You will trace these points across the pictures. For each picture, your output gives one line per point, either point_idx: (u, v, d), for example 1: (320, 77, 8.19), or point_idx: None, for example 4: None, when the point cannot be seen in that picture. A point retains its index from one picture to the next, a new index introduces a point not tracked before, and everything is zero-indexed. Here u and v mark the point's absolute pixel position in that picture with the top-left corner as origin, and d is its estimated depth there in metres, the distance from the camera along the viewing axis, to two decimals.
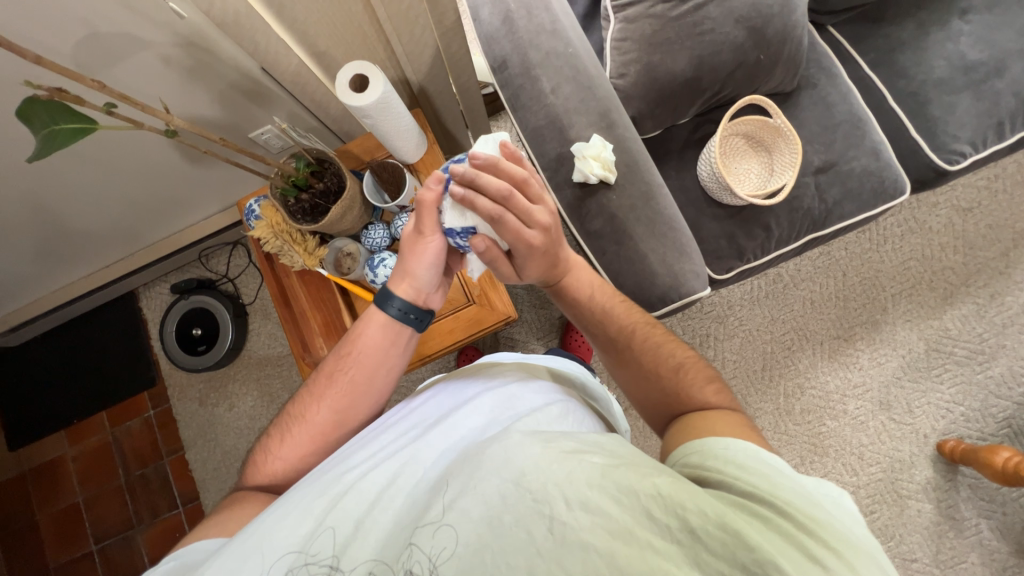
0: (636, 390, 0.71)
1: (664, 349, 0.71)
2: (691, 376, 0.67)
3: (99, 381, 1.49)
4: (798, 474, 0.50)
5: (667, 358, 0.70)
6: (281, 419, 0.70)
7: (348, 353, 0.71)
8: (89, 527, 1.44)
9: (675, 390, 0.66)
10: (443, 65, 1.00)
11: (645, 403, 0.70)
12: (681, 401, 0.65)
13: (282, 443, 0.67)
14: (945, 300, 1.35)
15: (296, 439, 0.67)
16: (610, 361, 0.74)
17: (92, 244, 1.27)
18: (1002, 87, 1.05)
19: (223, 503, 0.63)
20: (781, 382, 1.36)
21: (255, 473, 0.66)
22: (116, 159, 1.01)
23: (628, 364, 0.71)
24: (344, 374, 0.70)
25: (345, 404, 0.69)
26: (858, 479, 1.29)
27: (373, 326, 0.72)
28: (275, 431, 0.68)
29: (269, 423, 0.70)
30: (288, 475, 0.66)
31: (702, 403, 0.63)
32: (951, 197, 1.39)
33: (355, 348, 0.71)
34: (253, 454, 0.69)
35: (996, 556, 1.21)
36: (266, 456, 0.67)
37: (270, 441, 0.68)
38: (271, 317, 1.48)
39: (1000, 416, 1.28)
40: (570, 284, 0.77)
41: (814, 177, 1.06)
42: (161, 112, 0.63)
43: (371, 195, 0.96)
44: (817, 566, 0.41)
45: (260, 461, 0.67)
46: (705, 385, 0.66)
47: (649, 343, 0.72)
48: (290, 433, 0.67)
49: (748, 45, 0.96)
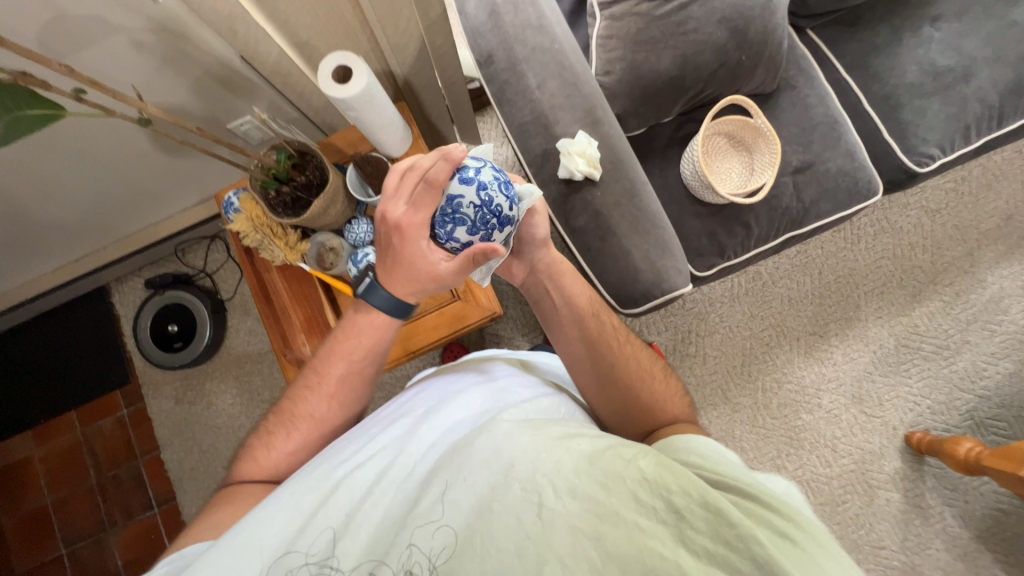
0: (632, 394, 0.67)
1: (647, 355, 0.72)
2: (670, 384, 0.70)
3: (69, 379, 1.43)
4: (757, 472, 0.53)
5: (651, 366, 0.71)
6: (282, 418, 0.67)
7: (362, 359, 0.69)
8: (59, 531, 1.39)
9: (661, 394, 0.68)
10: (429, 58, 0.99)
11: (637, 412, 0.66)
12: (664, 408, 0.66)
13: (288, 439, 0.66)
14: (913, 297, 1.41)
15: (305, 434, 0.66)
16: (603, 363, 0.68)
17: (61, 236, 1.23)
18: (969, 93, 1.09)
19: (215, 500, 0.62)
20: (759, 376, 1.39)
21: (253, 467, 0.64)
22: (85, 147, 0.97)
23: (626, 364, 0.69)
24: (354, 375, 0.69)
25: (353, 396, 0.69)
26: (831, 470, 1.33)
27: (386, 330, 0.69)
28: (278, 429, 0.66)
29: (261, 421, 0.69)
30: (293, 463, 0.66)
31: (671, 417, 0.66)
32: (921, 199, 1.45)
33: (366, 353, 0.69)
34: (246, 447, 0.67)
35: (958, 542, 1.27)
36: (262, 452, 0.65)
37: (265, 439, 0.66)
38: (251, 314, 1.44)
39: (964, 409, 1.34)
40: (564, 279, 0.74)
41: (793, 177, 1.08)
42: (134, 99, 0.60)
43: (355, 189, 0.94)
44: (797, 545, 0.41)
45: (252, 458, 0.65)
46: (676, 399, 0.68)
47: (639, 347, 0.72)
48: (287, 432, 0.66)
49: (730, 45, 0.98)
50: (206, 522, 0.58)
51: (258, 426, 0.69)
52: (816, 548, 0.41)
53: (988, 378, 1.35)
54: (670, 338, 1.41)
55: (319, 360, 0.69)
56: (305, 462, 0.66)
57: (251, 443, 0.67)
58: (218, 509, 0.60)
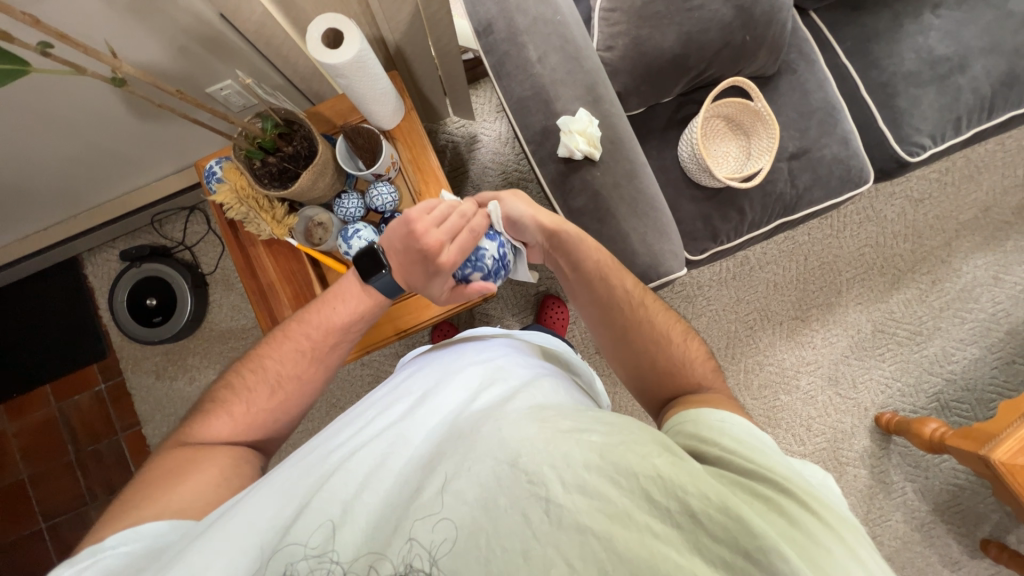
0: (644, 356, 0.70)
1: (665, 314, 0.74)
2: (693, 349, 0.71)
3: (41, 354, 1.38)
4: (786, 457, 0.55)
5: (674, 324, 0.74)
6: (262, 372, 0.69)
7: (358, 328, 0.74)
8: (36, 506, 1.36)
9: (677, 358, 0.69)
10: (423, 25, 0.94)
11: (650, 374, 0.70)
12: (683, 369, 0.68)
13: (267, 396, 0.68)
14: (892, 284, 1.45)
15: (290, 396, 0.69)
16: (616, 322, 0.73)
17: (26, 204, 1.16)
18: (963, 83, 1.10)
19: (180, 461, 0.60)
20: (742, 358, 1.43)
21: (230, 428, 0.65)
22: (51, 110, 0.91)
23: (641, 325, 0.71)
24: (345, 341, 0.73)
25: (333, 359, 0.72)
26: (805, 448, 1.39)
27: (374, 305, 0.74)
28: (259, 385, 0.68)
29: (242, 374, 0.69)
30: (269, 425, 0.68)
31: (702, 377, 0.68)
32: (906, 188, 1.47)
33: (360, 325, 0.74)
34: (216, 399, 0.68)
35: (916, 514, 1.35)
36: (246, 407, 0.67)
37: (253, 394, 0.67)
38: (234, 289, 1.41)
39: (931, 392, 1.41)
40: (580, 242, 0.75)
41: (788, 163, 1.09)
42: (107, 56, 0.56)
43: (344, 161, 0.92)
44: (815, 542, 0.44)
45: (235, 412, 0.66)
46: (704, 361, 0.71)
47: (656, 307, 0.74)
48: (283, 390, 0.69)
49: (735, 24, 0.96)
50: (170, 488, 0.57)
51: (227, 379, 0.70)
52: (837, 546, 0.44)
53: (955, 362, 1.41)
54: None
55: (314, 323, 0.72)
56: (275, 424, 0.68)
57: (224, 397, 0.67)
58: (184, 471, 0.59)
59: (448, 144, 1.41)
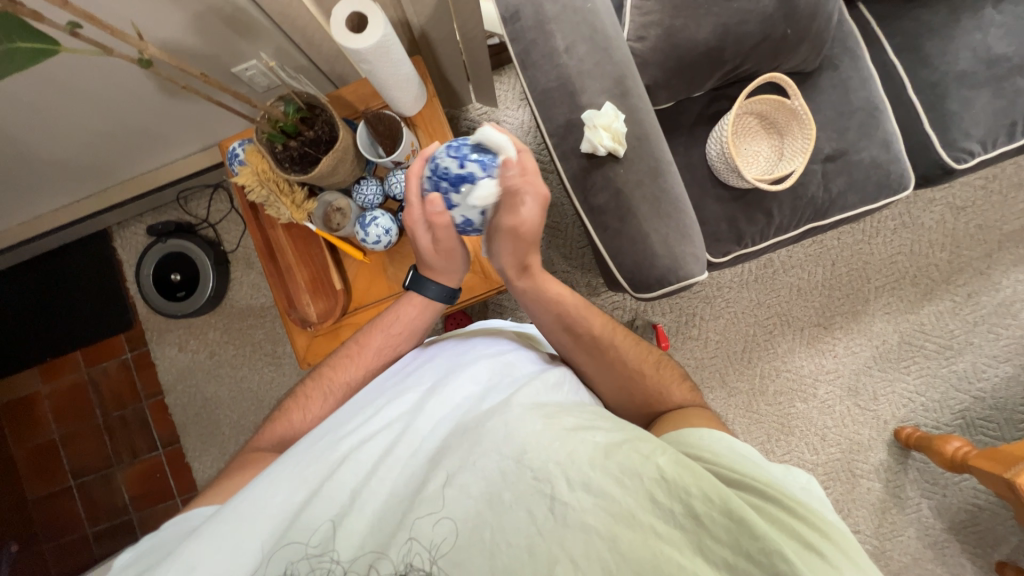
0: (616, 393, 0.70)
1: (637, 349, 0.72)
2: (668, 377, 0.70)
3: (72, 323, 1.44)
4: (769, 465, 0.52)
5: (646, 356, 0.71)
6: (319, 381, 0.71)
7: (402, 340, 0.74)
8: (67, 465, 1.44)
9: (653, 388, 0.68)
10: (449, 9, 0.92)
11: (629, 407, 0.69)
12: (659, 401, 0.67)
13: (323, 405, 0.69)
14: (924, 295, 1.39)
15: (336, 401, 0.70)
16: (586, 367, 0.71)
17: (58, 176, 1.19)
18: (1022, 85, 1.03)
19: (237, 461, 0.63)
20: (758, 363, 1.40)
21: (278, 429, 0.67)
22: (81, 87, 0.93)
23: (613, 365, 0.70)
24: (390, 349, 0.74)
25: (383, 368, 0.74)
26: (818, 457, 1.36)
27: (423, 313, 0.76)
28: (315, 393, 0.70)
29: (300, 383, 0.72)
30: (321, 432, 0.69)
31: (679, 403, 0.67)
32: (948, 195, 1.40)
33: (404, 332, 0.74)
34: (280, 408, 0.70)
35: (930, 532, 1.32)
36: (303, 414, 0.68)
37: (307, 400, 0.69)
38: (254, 268, 1.43)
39: (956, 409, 1.35)
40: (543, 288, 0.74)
41: (822, 165, 1.04)
42: (134, 38, 0.57)
43: (364, 148, 0.91)
44: (824, 559, 0.42)
45: (293, 420, 0.68)
46: (679, 384, 0.69)
47: (628, 343, 0.72)
48: (331, 395, 0.70)
49: (776, 17, 0.91)
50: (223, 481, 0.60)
51: (292, 392, 0.72)
52: (842, 561, 0.42)
53: (986, 379, 1.35)
54: (674, 320, 1.41)
55: (367, 330, 0.75)
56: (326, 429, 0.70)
57: (286, 406, 0.70)
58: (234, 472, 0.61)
59: (469, 132, 1.38)
